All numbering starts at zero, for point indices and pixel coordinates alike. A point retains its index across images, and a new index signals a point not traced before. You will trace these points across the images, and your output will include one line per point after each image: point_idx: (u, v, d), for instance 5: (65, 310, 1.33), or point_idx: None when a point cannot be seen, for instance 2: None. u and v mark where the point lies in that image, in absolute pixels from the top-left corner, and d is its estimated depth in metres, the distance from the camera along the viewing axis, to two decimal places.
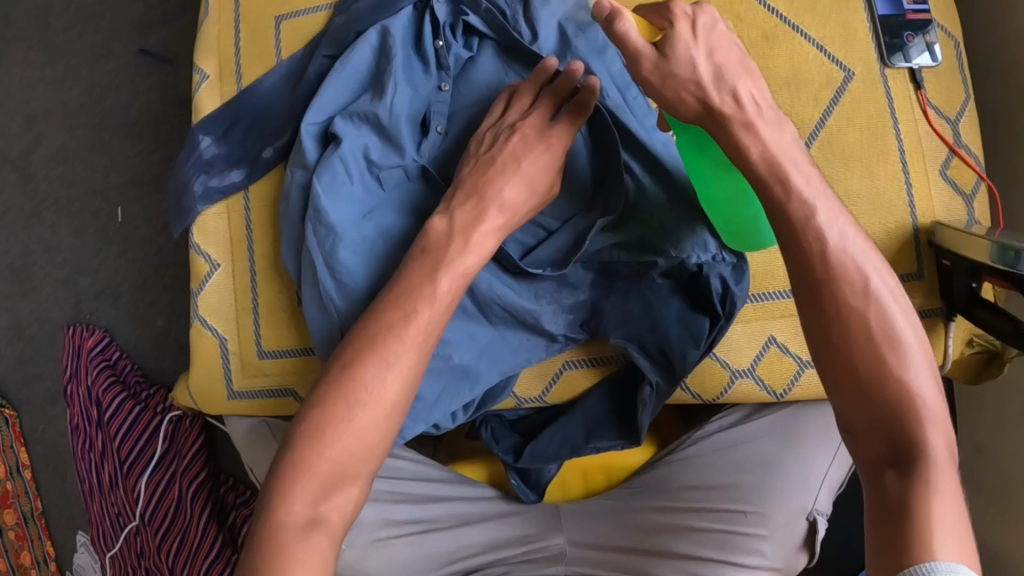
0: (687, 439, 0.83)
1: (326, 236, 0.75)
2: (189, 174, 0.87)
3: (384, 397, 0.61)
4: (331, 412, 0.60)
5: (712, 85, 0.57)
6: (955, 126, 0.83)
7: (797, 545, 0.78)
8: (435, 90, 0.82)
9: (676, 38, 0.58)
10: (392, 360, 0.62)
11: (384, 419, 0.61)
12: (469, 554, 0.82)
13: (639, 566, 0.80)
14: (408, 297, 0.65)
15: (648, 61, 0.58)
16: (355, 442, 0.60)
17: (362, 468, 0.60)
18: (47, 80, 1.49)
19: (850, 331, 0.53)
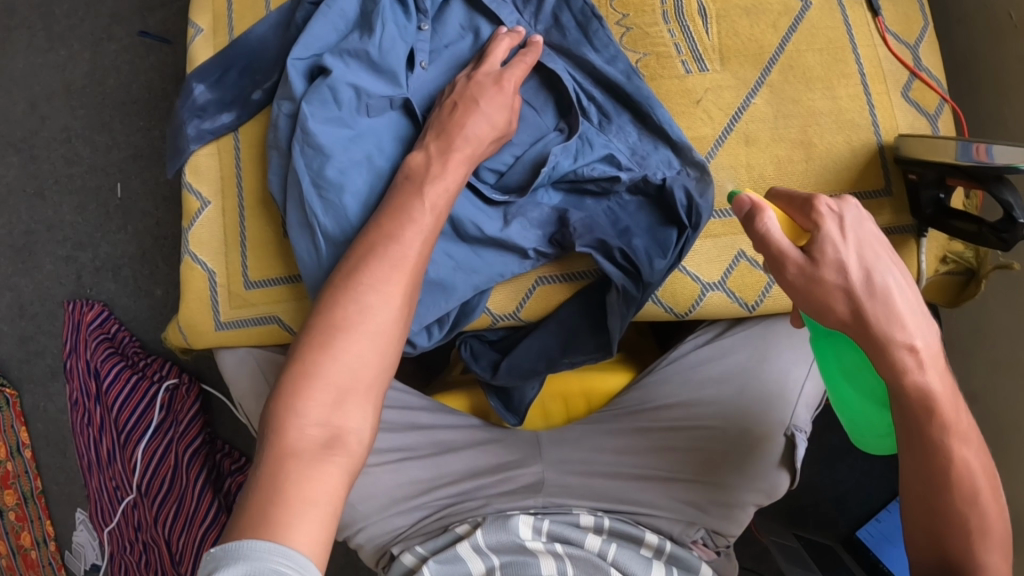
0: (660, 360, 0.84)
1: (317, 158, 0.74)
2: (183, 112, 0.87)
3: (393, 309, 0.62)
4: (328, 342, 0.59)
5: (865, 290, 0.53)
6: (915, 51, 0.87)
7: (777, 461, 0.77)
8: (416, 31, 0.80)
9: (824, 240, 0.54)
10: (385, 281, 0.63)
11: (384, 343, 0.61)
12: (448, 484, 0.79)
13: (618, 491, 0.78)
14: (391, 219, 0.67)
15: (794, 263, 0.54)
16: (366, 351, 0.60)
17: (372, 397, 0.60)
18: (50, 65, 1.54)
19: (954, 519, 0.60)
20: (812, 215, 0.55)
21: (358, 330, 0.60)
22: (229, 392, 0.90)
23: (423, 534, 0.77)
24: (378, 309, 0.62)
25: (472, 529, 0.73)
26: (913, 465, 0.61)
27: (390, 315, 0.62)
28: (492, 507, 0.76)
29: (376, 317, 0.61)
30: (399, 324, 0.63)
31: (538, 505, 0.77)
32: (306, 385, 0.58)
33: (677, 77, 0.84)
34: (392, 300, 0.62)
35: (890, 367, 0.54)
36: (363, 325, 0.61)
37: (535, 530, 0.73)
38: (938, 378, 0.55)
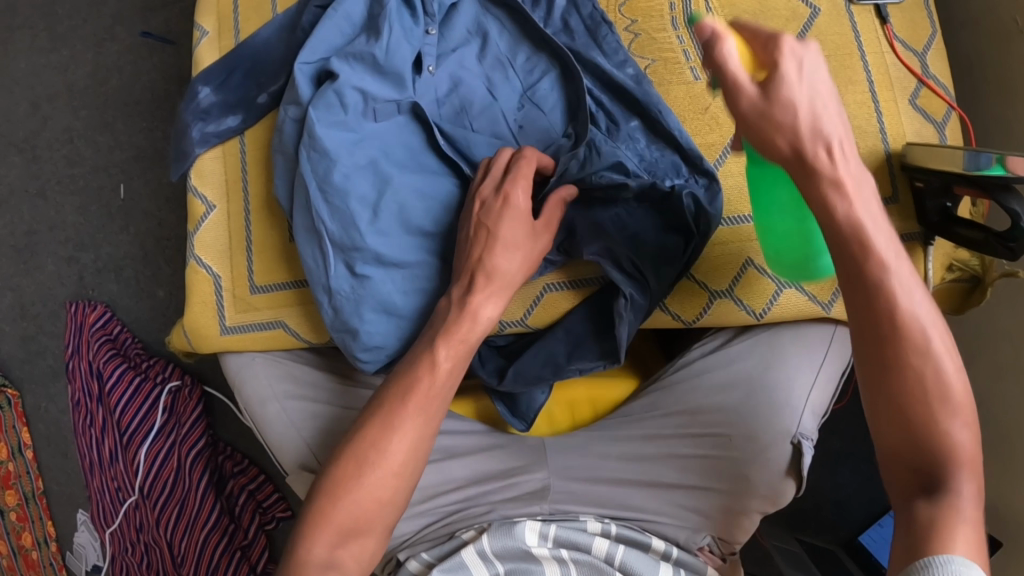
0: (667, 367, 0.84)
1: (326, 161, 0.74)
2: (190, 116, 0.87)
3: (404, 448, 0.68)
4: (354, 468, 0.67)
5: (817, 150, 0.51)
6: (923, 58, 0.88)
7: (783, 470, 0.75)
8: (424, 35, 0.78)
9: (782, 80, 0.51)
10: (408, 413, 0.68)
11: (398, 475, 0.68)
12: (455, 490, 0.79)
13: (624, 498, 0.79)
14: (422, 352, 0.70)
15: (749, 98, 0.52)
16: (373, 491, 0.67)
17: (374, 529, 0.68)
18: (52, 65, 1.53)
19: (907, 380, 0.52)
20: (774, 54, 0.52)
21: (378, 463, 0.67)
22: (234, 396, 0.89)
23: (430, 540, 0.77)
24: (398, 442, 0.68)
25: (478, 535, 0.74)
26: (859, 331, 0.54)
27: (404, 453, 0.68)
28: (497, 513, 0.76)
29: (393, 450, 0.68)
30: (415, 454, 0.69)
31: (544, 511, 0.77)
32: (324, 513, 0.66)
33: (685, 84, 0.83)
34: (405, 441, 0.68)
35: (820, 200, 0.52)
36: (383, 460, 0.68)
37: (542, 536, 0.73)
38: (871, 220, 0.52)
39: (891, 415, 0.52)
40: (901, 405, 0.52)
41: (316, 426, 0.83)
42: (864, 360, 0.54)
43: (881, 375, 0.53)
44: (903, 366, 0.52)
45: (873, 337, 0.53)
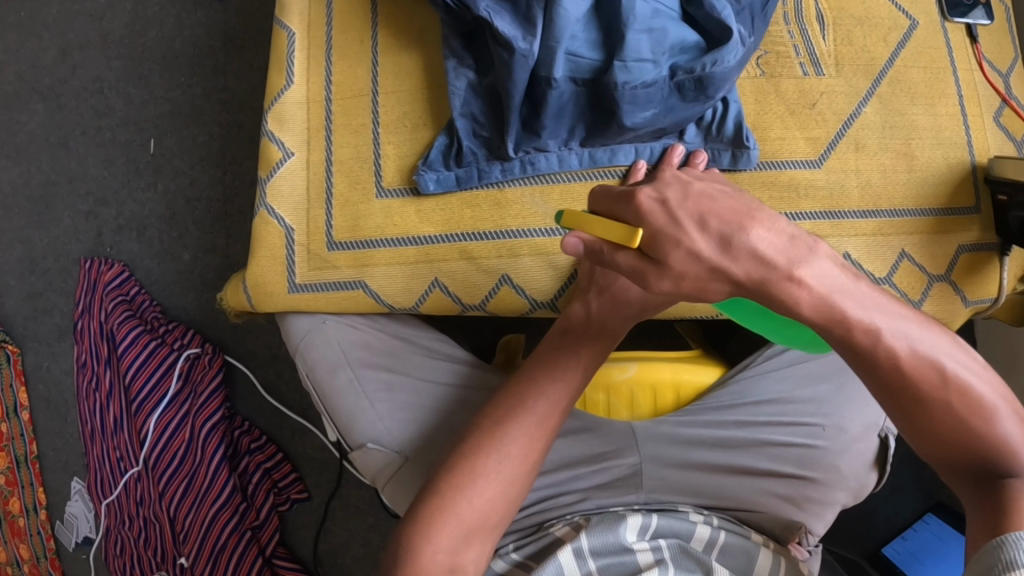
0: (754, 356, 0.82)
1: (696, 146, 0.78)
2: (287, 65, 0.85)
3: (529, 450, 0.66)
4: (497, 455, 0.65)
5: (725, 257, 0.54)
6: (1006, 79, 0.90)
7: (870, 461, 0.78)
8: (524, 59, 0.69)
9: (651, 227, 0.57)
10: (568, 378, 0.69)
11: (534, 440, 0.66)
12: (547, 473, 0.78)
13: (719, 491, 0.76)
14: (504, 410, 0.68)
15: (652, 273, 0.57)
16: (486, 501, 0.63)
17: (503, 502, 0.64)
18: (88, 12, 1.47)
19: (908, 381, 0.55)
20: (662, 251, 0.55)
21: (529, 418, 0.67)
22: (295, 363, 0.85)
23: (516, 530, 0.75)
24: (525, 418, 0.67)
25: (573, 531, 0.70)
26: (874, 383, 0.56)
27: (561, 414, 0.68)
28: (592, 501, 0.75)
29: (547, 417, 0.67)
30: (532, 446, 0.66)
31: (640, 500, 0.75)
32: (450, 483, 0.64)
33: (795, 78, 0.84)
34: (523, 438, 0.66)
35: (786, 308, 0.54)
36: (535, 422, 0.67)
37: (641, 530, 0.69)
38: (831, 292, 0.53)
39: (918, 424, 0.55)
40: (917, 407, 0.55)
41: (391, 396, 0.80)
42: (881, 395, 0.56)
43: (903, 406, 0.55)
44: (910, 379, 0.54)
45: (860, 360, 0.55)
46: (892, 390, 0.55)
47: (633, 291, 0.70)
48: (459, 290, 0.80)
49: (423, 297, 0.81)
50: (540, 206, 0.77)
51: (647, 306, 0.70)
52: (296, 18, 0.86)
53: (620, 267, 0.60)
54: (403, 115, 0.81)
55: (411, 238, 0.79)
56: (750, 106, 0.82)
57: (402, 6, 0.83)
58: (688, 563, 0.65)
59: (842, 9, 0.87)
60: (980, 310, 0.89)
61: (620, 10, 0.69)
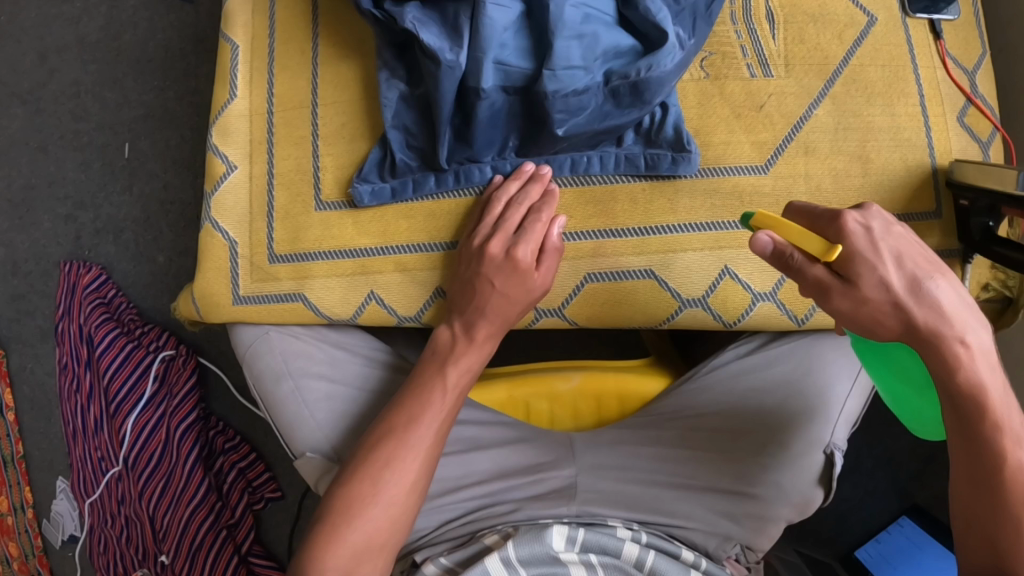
0: (701, 367, 0.83)
1: (636, 152, 0.77)
2: (231, 76, 0.84)
3: (406, 475, 0.69)
4: (371, 480, 0.68)
5: (910, 296, 0.57)
6: (972, 76, 0.86)
7: (814, 478, 0.75)
8: (451, 70, 0.69)
9: (851, 258, 0.58)
10: (438, 401, 0.72)
11: (410, 464, 0.70)
12: (478, 484, 0.78)
13: (652, 504, 0.75)
14: (388, 439, 0.70)
15: (837, 293, 0.59)
16: (366, 527, 0.67)
17: (386, 524, 0.68)
18: (64, 16, 1.47)
19: (997, 484, 0.59)
20: (855, 273, 0.58)
21: (407, 442, 0.70)
22: (242, 371, 0.85)
23: (447, 540, 0.75)
24: (398, 446, 0.70)
25: (502, 541, 0.70)
26: (966, 463, 0.61)
27: (434, 436, 0.71)
28: (523, 513, 0.74)
29: (421, 439, 0.71)
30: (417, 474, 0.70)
31: (571, 513, 0.73)
32: (337, 511, 0.68)
33: (741, 80, 0.81)
34: (401, 465, 0.69)
35: (943, 363, 0.58)
36: (412, 446, 0.70)
37: (569, 540, 0.69)
38: (989, 373, 0.58)
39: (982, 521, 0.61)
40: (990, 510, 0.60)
41: (331, 406, 0.80)
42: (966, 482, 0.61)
43: (978, 501, 0.61)
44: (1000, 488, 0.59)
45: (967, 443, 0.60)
46: (979, 481, 0.61)
47: (483, 308, 0.74)
48: (396, 302, 0.80)
49: (361, 309, 0.80)
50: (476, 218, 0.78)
51: (500, 320, 0.75)
52: (240, 27, 0.85)
53: (806, 278, 0.61)
54: (343, 126, 0.80)
55: (348, 250, 0.79)
56: (695, 110, 0.80)
57: (342, 13, 0.82)
58: None
59: (796, 6, 0.84)
60: None
61: (548, 17, 0.68)
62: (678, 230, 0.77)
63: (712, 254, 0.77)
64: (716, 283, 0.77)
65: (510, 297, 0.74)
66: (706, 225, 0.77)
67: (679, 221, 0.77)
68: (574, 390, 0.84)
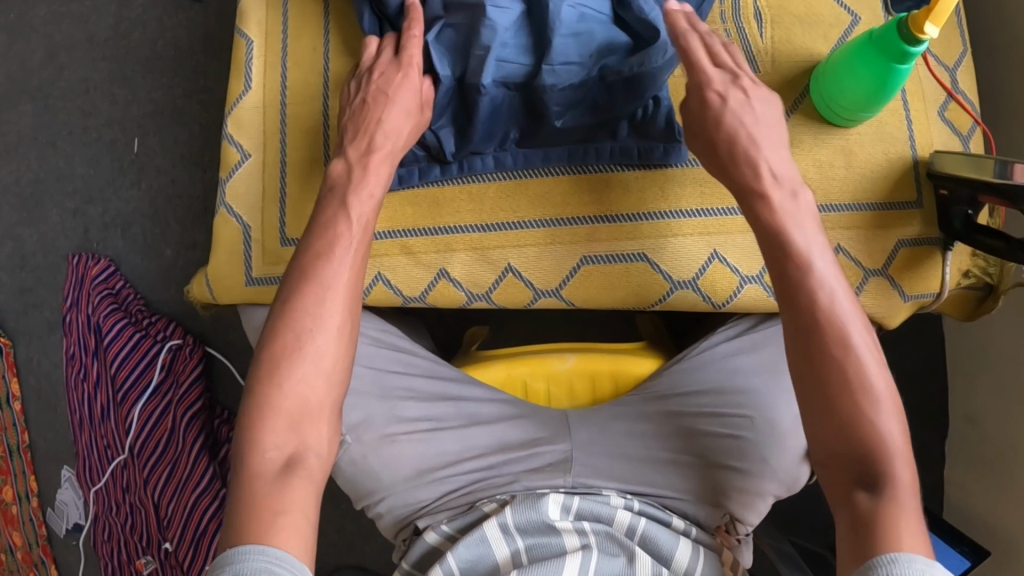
0: (691, 349, 0.85)
1: (629, 144, 0.80)
2: (245, 70, 0.88)
3: (325, 336, 0.66)
4: (294, 334, 0.65)
5: (742, 131, 0.71)
6: (953, 74, 0.91)
7: (801, 454, 0.79)
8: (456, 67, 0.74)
9: (707, 82, 0.72)
10: (341, 250, 0.69)
11: (335, 322, 0.67)
12: (478, 458, 0.81)
13: (644, 477, 0.80)
14: (305, 291, 0.67)
15: (712, 80, 0.72)
16: (298, 390, 0.64)
17: (320, 393, 0.65)
18: (74, 15, 1.51)
19: (827, 364, 0.62)
20: (703, 89, 0.72)
21: (321, 289, 0.67)
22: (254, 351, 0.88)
23: (449, 509, 0.80)
24: (311, 292, 0.67)
25: (500, 508, 0.76)
26: (796, 345, 0.64)
27: (348, 283, 0.69)
28: (522, 484, 0.79)
29: (339, 284, 0.68)
30: (342, 337, 0.68)
31: (568, 484, 0.79)
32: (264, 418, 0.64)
33: None
34: (324, 320, 0.67)
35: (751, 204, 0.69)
36: (327, 287, 0.67)
37: (564, 509, 0.75)
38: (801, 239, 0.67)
39: (825, 410, 0.61)
40: (827, 390, 0.61)
41: None
42: (801, 367, 0.63)
43: (814, 381, 0.62)
44: (831, 372, 0.61)
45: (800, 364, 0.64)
46: (809, 368, 0.63)
47: (382, 121, 0.74)
48: (402, 284, 0.83)
49: (368, 290, 0.84)
50: (476, 202, 0.82)
51: (398, 134, 0.75)
52: (253, 23, 0.89)
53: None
54: None
55: None
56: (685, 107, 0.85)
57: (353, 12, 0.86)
58: (611, 546, 0.72)
59: (783, 6, 0.89)
60: (924, 304, 0.89)
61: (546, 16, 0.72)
62: (670, 216, 0.81)
63: (702, 239, 0.81)
64: (705, 266, 0.81)
65: (402, 103, 0.75)
66: (696, 211, 0.81)
67: (672, 208, 0.81)
68: (570, 370, 0.88)
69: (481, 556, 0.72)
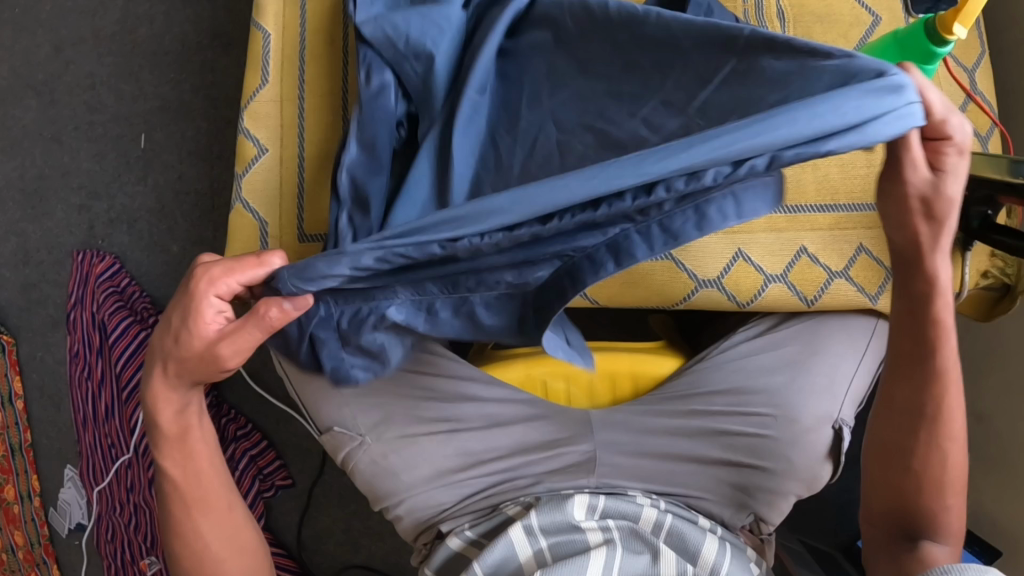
0: (713, 347, 0.83)
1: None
2: (262, 64, 0.88)
3: (208, 504, 0.77)
4: (188, 517, 0.77)
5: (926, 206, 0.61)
6: (972, 75, 0.91)
7: (823, 454, 0.80)
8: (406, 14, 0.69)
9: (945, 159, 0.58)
10: (195, 425, 0.75)
11: (215, 490, 0.78)
12: (499, 459, 0.82)
13: (665, 477, 0.81)
14: (181, 483, 0.76)
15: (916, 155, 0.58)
16: (217, 546, 0.78)
17: (232, 542, 0.79)
18: (80, 8, 1.49)
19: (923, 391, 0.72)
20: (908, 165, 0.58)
21: (190, 478, 0.76)
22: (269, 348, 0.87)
23: (472, 511, 0.81)
24: (183, 482, 0.76)
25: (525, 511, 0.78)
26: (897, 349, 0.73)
27: (211, 456, 0.77)
28: (545, 485, 0.80)
29: (201, 456, 0.76)
30: (222, 490, 0.78)
31: (591, 484, 0.80)
32: (187, 496, 0.76)
33: None
34: (201, 486, 0.77)
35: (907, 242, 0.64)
36: (196, 476, 0.76)
37: (589, 509, 0.75)
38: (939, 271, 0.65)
39: (891, 426, 0.75)
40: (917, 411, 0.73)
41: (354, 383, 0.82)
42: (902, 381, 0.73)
43: (909, 385, 0.73)
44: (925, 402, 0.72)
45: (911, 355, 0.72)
46: (914, 376, 0.72)
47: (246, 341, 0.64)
48: None
49: None
50: None
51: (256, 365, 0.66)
52: (270, 15, 0.88)
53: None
54: None
55: None
56: None
57: None
58: (636, 542, 0.72)
59: (804, 6, 0.89)
60: None
61: None
62: None
63: (725, 238, 0.81)
64: (729, 265, 0.81)
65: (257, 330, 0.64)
66: None
67: None
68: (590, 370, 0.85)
69: (506, 557, 0.71)
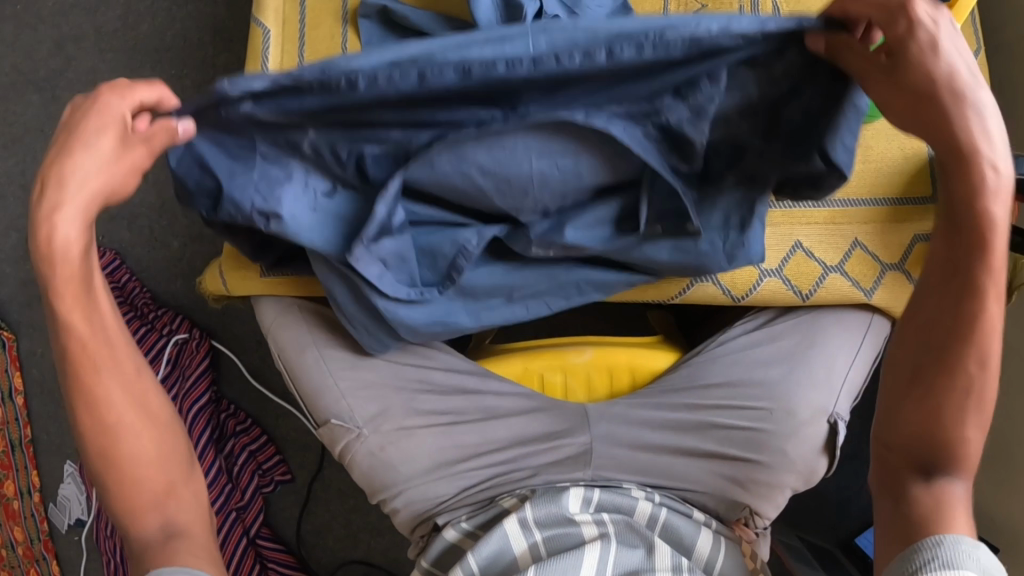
0: (709, 341, 0.84)
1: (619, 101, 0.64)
2: (262, 59, 0.88)
3: (123, 417, 0.71)
4: (104, 433, 0.70)
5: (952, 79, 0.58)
6: None
7: (819, 447, 0.80)
8: None
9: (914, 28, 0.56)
10: (103, 323, 0.70)
11: (133, 399, 0.71)
12: (496, 451, 0.82)
13: (662, 470, 0.81)
14: (91, 402, 0.70)
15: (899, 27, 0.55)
16: (139, 461, 0.71)
17: (155, 463, 0.72)
18: (82, 6, 1.50)
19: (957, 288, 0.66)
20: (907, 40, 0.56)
21: (98, 384, 0.70)
22: (267, 344, 0.87)
23: (468, 504, 0.82)
24: (89, 396, 0.70)
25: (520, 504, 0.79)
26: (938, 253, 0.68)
27: (125, 363, 0.71)
28: (542, 477, 0.81)
29: (116, 360, 0.71)
30: (140, 404, 0.72)
31: (586, 477, 0.81)
32: (102, 415, 0.70)
33: None
34: (116, 397, 0.70)
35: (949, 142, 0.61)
36: (110, 397, 0.70)
37: (585, 502, 0.76)
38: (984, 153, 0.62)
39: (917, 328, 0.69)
40: (951, 319, 0.67)
41: (353, 377, 0.82)
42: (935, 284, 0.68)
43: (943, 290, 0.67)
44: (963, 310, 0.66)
45: (948, 274, 0.67)
46: (945, 282, 0.67)
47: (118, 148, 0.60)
48: None
49: None
50: None
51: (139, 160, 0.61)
52: (271, 11, 0.88)
53: None
54: None
55: None
56: None
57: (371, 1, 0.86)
58: (630, 536, 0.72)
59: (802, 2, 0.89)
60: None
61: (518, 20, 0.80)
62: None
63: None
64: None
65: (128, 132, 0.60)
66: None
67: None
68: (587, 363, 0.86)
69: (500, 550, 0.72)
